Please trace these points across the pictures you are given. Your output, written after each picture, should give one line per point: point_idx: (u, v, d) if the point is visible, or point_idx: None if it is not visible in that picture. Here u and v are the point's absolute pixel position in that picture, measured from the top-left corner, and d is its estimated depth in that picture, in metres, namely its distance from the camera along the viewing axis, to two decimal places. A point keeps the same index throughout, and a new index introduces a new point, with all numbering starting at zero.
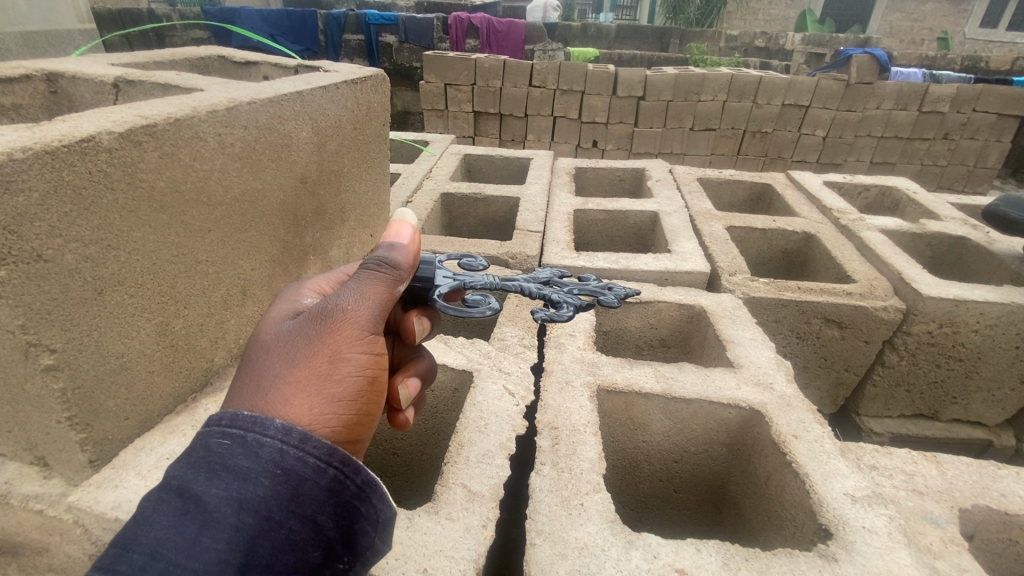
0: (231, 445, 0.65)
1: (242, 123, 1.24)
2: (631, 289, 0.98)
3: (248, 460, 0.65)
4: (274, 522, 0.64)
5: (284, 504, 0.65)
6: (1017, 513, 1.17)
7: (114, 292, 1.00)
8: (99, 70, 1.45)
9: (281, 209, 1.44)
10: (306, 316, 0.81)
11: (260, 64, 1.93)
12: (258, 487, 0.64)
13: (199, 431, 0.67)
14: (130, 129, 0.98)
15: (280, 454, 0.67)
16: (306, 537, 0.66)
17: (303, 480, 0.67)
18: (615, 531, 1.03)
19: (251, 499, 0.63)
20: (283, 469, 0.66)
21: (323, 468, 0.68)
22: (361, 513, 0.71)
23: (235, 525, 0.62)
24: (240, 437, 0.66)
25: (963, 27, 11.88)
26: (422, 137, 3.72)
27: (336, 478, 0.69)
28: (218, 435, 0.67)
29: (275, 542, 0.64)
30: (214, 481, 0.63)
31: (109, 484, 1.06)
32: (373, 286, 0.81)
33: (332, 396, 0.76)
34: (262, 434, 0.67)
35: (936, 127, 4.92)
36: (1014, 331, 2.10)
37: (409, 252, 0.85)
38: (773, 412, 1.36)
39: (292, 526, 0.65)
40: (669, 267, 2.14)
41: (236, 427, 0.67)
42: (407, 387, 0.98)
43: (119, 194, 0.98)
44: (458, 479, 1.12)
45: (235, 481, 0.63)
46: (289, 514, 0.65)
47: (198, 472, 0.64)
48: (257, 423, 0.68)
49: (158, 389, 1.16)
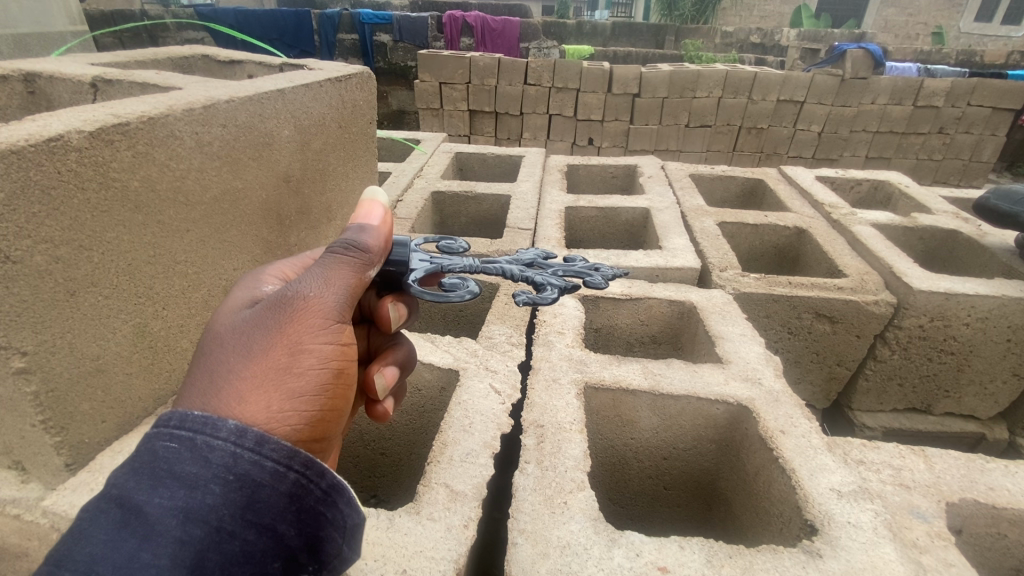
0: (180, 449, 0.61)
1: (220, 121, 1.23)
2: (622, 270, 0.88)
3: (197, 466, 0.61)
4: (225, 533, 0.60)
5: (238, 513, 0.61)
6: (1004, 507, 1.16)
7: (87, 293, 0.99)
8: (77, 70, 1.43)
9: (262, 208, 1.42)
10: (264, 305, 0.77)
11: (245, 63, 1.92)
12: (208, 495, 0.60)
13: (146, 433, 0.63)
14: (101, 128, 0.96)
15: (234, 458, 0.63)
16: (264, 548, 0.62)
17: (260, 486, 0.63)
18: (597, 530, 1.02)
19: (199, 509, 0.59)
20: (237, 474, 0.62)
21: (282, 473, 0.64)
22: (327, 519, 0.68)
23: (180, 538, 0.58)
24: (189, 440, 0.62)
25: (958, 22, 11.89)
26: (415, 136, 3.71)
27: (298, 483, 0.65)
28: (165, 437, 0.62)
29: (228, 555, 0.60)
30: (157, 490, 0.59)
31: (84, 487, 1.05)
32: (340, 272, 0.77)
33: (292, 391, 0.73)
34: (213, 437, 0.63)
35: (932, 121, 4.91)
36: (1005, 324, 2.09)
37: (380, 235, 0.81)
38: (760, 407, 1.35)
39: (247, 537, 0.61)
40: (660, 263, 2.13)
41: (184, 430, 0.63)
42: (384, 374, 0.96)
43: (91, 194, 0.96)
44: (440, 479, 1.11)
45: (182, 489, 0.60)
46: (244, 524, 0.61)
47: (141, 479, 0.60)
48: (208, 425, 0.64)
49: (136, 391, 1.15)
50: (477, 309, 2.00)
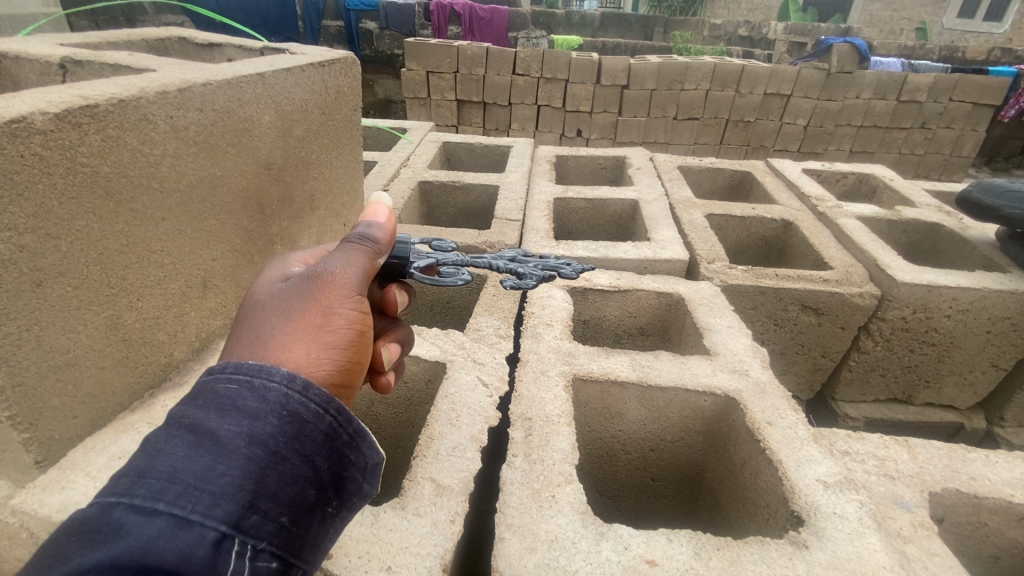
0: (240, 388, 0.63)
1: (196, 106, 1.18)
2: None
3: (257, 400, 0.63)
4: (281, 457, 0.62)
5: (290, 442, 0.63)
6: (986, 496, 1.18)
7: (55, 284, 0.94)
8: (44, 51, 1.37)
9: (242, 196, 1.38)
10: (295, 279, 0.79)
11: (224, 47, 1.86)
12: (267, 424, 0.62)
13: (203, 379, 0.64)
14: (67, 110, 0.91)
15: (287, 397, 0.65)
16: (306, 475, 0.63)
17: (307, 422, 0.65)
18: (585, 523, 1.02)
19: (260, 434, 0.61)
20: (289, 410, 0.64)
21: (322, 414, 0.66)
22: (350, 460, 0.69)
23: (247, 456, 0.59)
24: (248, 380, 0.64)
25: (940, 18, 12.07)
26: (401, 124, 3.65)
27: (334, 425, 0.67)
28: (225, 379, 0.64)
29: (283, 477, 0.61)
30: (225, 418, 0.61)
31: (56, 485, 1.00)
32: (357, 255, 0.82)
33: (328, 343, 0.74)
34: (269, 378, 0.65)
35: (914, 116, 4.97)
36: (985, 316, 2.12)
37: (387, 230, 0.88)
38: (747, 398, 1.35)
39: (296, 463, 0.63)
40: (648, 255, 2.12)
41: (242, 373, 0.65)
42: (389, 349, 0.94)
43: (58, 179, 0.92)
44: (426, 473, 1.09)
45: (245, 418, 0.61)
46: (296, 452, 0.63)
47: (208, 409, 0.61)
48: (263, 370, 0.65)
49: (110, 386, 1.11)
50: (464, 301, 1.98)
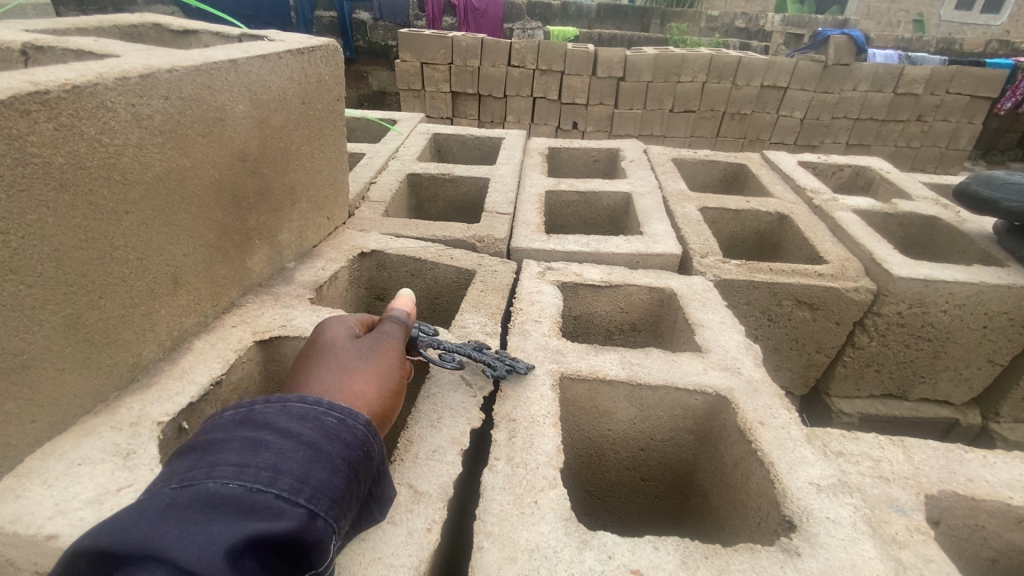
0: (338, 422, 0.82)
1: (161, 93, 1.12)
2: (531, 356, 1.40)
3: (350, 434, 0.82)
4: (356, 482, 0.80)
5: (363, 472, 0.82)
6: (983, 498, 1.14)
7: (4, 282, 0.89)
8: (6, 36, 1.30)
9: (215, 189, 1.32)
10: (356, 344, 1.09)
11: (200, 33, 1.79)
12: (355, 454, 0.81)
13: (308, 408, 0.81)
14: (14, 96, 0.85)
15: (368, 436, 0.84)
16: (360, 498, 0.82)
17: (374, 457, 0.85)
18: (569, 530, 0.97)
19: (352, 460, 0.80)
20: (368, 447, 0.83)
21: (381, 453, 0.87)
22: (375, 493, 0.89)
23: (345, 476, 0.78)
24: (342, 418, 0.83)
25: (937, 10, 11.99)
26: (391, 115, 3.57)
27: (381, 464, 0.88)
28: (325, 411, 0.82)
29: (355, 497, 0.80)
30: (332, 443, 0.79)
31: (9, 495, 0.93)
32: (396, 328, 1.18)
33: (388, 379, 1.03)
34: (358, 417, 0.85)
35: (910, 109, 4.92)
36: (981, 311, 2.09)
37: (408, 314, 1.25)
38: (739, 398, 1.31)
39: (360, 489, 0.82)
40: (640, 249, 2.06)
41: (338, 410, 0.83)
42: None
43: (5, 170, 0.86)
44: (403, 478, 1.04)
45: (344, 446, 0.80)
46: (363, 480, 0.82)
47: (320, 434, 0.79)
48: (353, 411, 0.85)
49: (71, 388, 1.05)
50: (452, 296, 1.93)
